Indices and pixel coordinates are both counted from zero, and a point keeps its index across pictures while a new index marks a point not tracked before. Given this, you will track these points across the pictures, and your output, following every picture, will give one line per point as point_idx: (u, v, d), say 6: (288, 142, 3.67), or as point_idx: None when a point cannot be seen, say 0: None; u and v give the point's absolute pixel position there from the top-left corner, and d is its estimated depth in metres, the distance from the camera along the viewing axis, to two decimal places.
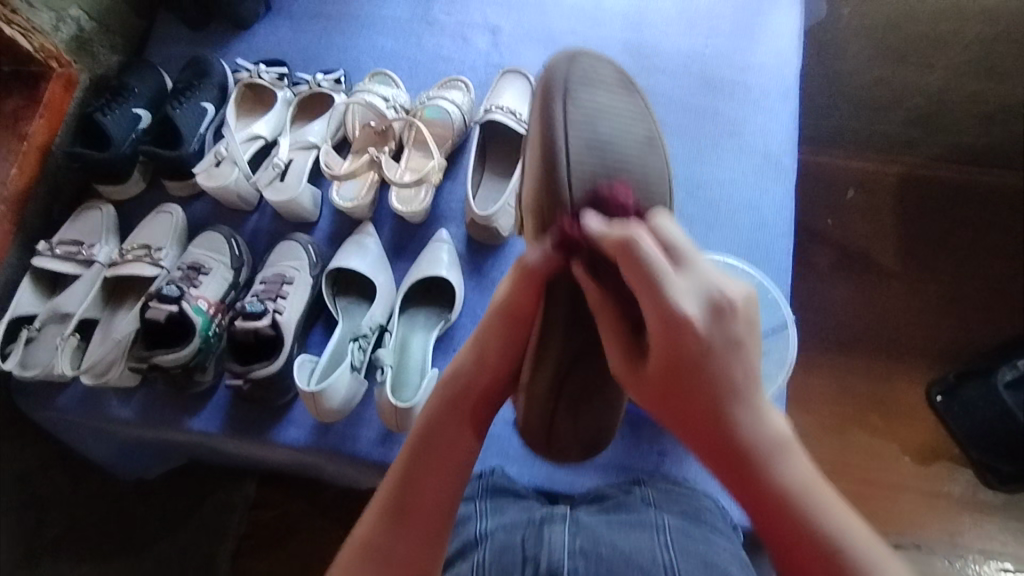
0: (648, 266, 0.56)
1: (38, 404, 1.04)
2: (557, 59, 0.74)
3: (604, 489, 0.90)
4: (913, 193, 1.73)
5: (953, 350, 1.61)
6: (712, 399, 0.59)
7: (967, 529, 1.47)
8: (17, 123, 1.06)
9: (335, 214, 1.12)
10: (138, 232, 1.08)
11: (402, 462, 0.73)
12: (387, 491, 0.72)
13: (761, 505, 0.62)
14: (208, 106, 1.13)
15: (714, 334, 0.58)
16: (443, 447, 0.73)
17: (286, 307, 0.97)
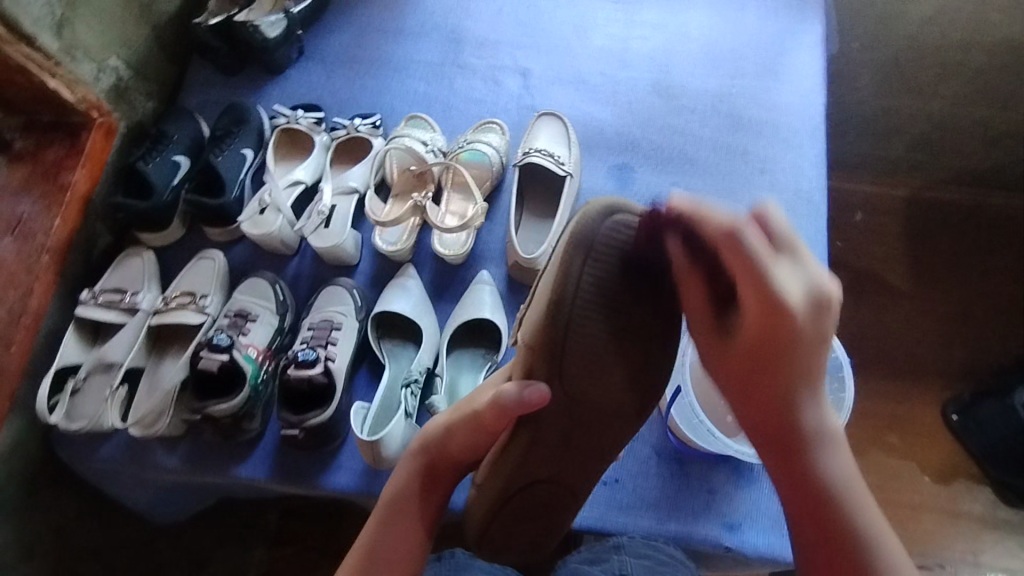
0: (753, 258, 0.57)
1: (81, 454, 1.04)
2: (594, 207, 0.62)
3: (577, 563, 0.90)
4: (920, 215, 1.76)
5: (968, 370, 1.63)
6: (791, 384, 0.63)
7: (989, 547, 1.48)
8: (58, 174, 1.05)
9: (375, 257, 1.13)
10: (181, 278, 1.09)
11: (373, 523, 0.80)
12: (356, 552, 0.79)
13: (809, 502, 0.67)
14: (248, 151, 1.15)
15: (810, 328, 0.61)
16: (404, 517, 0.79)
17: (336, 353, 0.98)
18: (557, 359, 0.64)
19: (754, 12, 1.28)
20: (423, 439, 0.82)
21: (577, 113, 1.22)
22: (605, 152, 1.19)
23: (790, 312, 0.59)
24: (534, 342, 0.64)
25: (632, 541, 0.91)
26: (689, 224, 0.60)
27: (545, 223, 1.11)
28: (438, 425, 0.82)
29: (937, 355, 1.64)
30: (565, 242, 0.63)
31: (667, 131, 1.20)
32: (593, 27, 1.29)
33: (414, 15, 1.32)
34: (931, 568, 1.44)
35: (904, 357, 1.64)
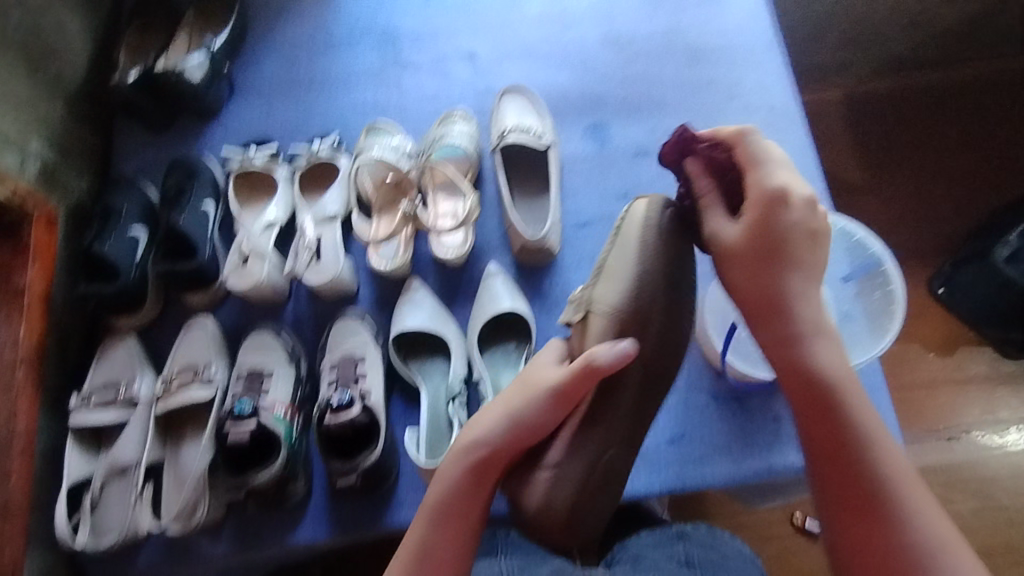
0: (753, 158, 0.71)
1: (117, 570, 0.94)
2: (643, 206, 0.80)
3: (644, 549, 0.87)
4: (858, 108, 1.69)
5: (945, 246, 1.58)
6: (786, 268, 0.69)
7: (1009, 404, 1.45)
8: (8, 278, 0.94)
9: (373, 278, 1.06)
10: (175, 355, 1.00)
11: (417, 530, 0.71)
12: (394, 567, 0.70)
13: (822, 430, 0.67)
14: (208, 205, 1.06)
15: (798, 218, 0.69)
16: (441, 517, 0.70)
17: (369, 388, 0.93)
18: (633, 317, 0.74)
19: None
20: (476, 432, 0.73)
21: (536, 84, 1.18)
22: (574, 116, 1.16)
23: (781, 199, 0.69)
24: (618, 309, 0.74)
25: (696, 529, 0.90)
26: (708, 143, 0.76)
27: (538, 201, 1.07)
28: (498, 415, 0.73)
29: (933, 229, 1.59)
30: (627, 233, 0.78)
31: (629, 79, 1.18)
32: None
33: (340, 23, 1.25)
34: (958, 438, 1.42)
35: (906, 241, 1.59)
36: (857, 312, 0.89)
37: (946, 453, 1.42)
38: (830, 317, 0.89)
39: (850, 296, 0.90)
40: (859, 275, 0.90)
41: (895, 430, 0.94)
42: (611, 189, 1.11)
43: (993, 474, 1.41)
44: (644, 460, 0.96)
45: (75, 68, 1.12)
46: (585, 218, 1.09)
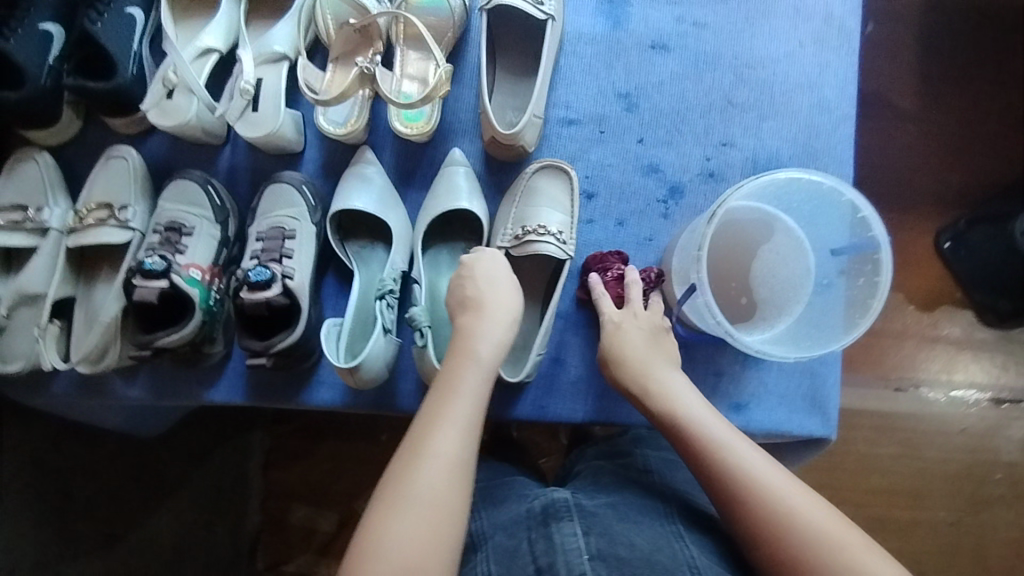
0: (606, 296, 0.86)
1: (25, 392, 0.91)
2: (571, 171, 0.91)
3: (596, 462, 0.86)
4: (936, 18, 1.35)
5: (964, 192, 1.34)
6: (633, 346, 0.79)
7: (964, 365, 1.32)
8: None
9: (321, 138, 0.93)
10: (91, 186, 0.90)
11: (462, 383, 0.68)
12: (437, 423, 0.65)
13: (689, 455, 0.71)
14: (135, 11, 0.89)
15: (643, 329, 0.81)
16: (482, 367, 0.70)
17: (294, 267, 0.84)
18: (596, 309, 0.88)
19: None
20: (502, 299, 0.76)
21: None
22: None
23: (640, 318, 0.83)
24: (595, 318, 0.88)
25: (651, 434, 0.91)
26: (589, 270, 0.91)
27: (523, 86, 0.92)
28: (511, 291, 0.77)
29: (963, 174, 1.34)
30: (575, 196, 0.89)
31: None
32: None
33: None
34: (906, 391, 1.30)
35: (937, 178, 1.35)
36: (837, 285, 0.81)
37: (888, 403, 1.31)
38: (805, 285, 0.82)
39: (836, 268, 0.81)
40: (851, 252, 0.79)
41: (833, 402, 0.92)
42: (613, 85, 0.94)
43: (925, 427, 1.31)
44: (575, 386, 0.90)
45: None
46: (575, 114, 0.94)
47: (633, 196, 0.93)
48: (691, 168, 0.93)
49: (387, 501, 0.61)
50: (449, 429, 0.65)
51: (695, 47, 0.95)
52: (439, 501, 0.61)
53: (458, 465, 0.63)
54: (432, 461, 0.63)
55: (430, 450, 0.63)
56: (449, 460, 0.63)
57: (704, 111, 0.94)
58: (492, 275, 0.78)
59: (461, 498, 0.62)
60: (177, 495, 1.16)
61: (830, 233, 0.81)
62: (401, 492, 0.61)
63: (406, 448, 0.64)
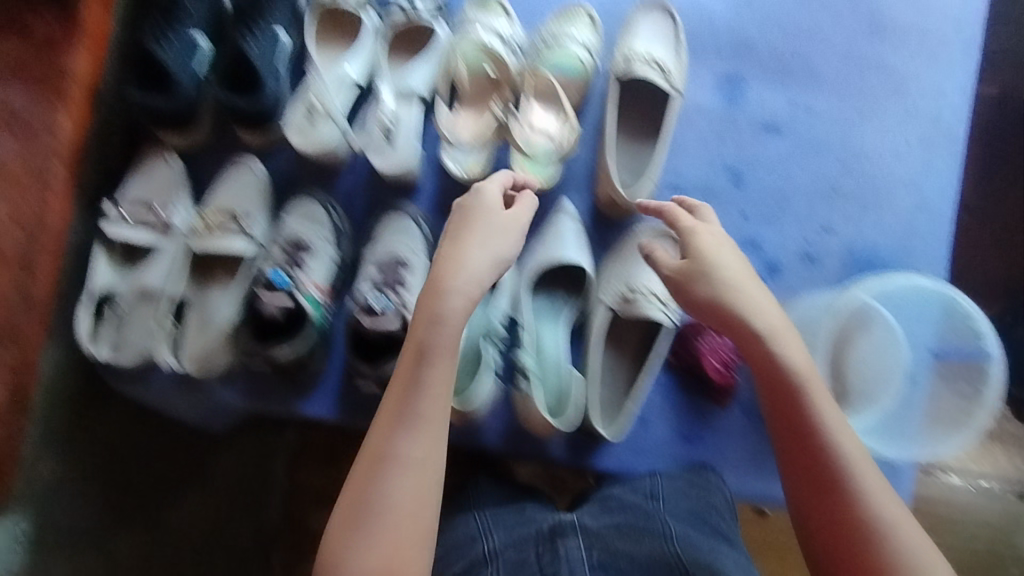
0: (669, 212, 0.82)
1: (124, 381, 0.93)
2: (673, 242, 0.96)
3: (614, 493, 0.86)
4: None
5: None
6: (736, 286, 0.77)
7: None
8: (53, 54, 0.85)
9: (438, 172, 0.96)
10: (217, 193, 0.93)
11: (432, 380, 0.69)
12: (406, 424, 0.68)
13: (783, 410, 0.74)
14: (283, 33, 0.91)
15: (734, 266, 0.78)
16: (443, 362, 0.70)
17: (409, 298, 0.86)
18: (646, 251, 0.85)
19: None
20: (467, 269, 0.72)
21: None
22: (712, 55, 0.99)
23: (727, 253, 0.79)
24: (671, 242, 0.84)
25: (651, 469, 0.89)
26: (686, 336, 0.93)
27: (638, 148, 0.94)
28: (481, 255, 0.73)
29: None
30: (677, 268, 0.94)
31: (791, 33, 1.00)
32: None
33: None
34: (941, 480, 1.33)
35: None
36: (925, 385, 0.87)
37: None
38: (895, 379, 0.86)
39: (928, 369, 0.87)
40: (944, 358, 0.87)
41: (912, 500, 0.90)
42: (722, 158, 0.98)
43: None
44: (655, 443, 0.92)
45: None
46: (683, 181, 0.97)
47: None
48: (790, 249, 0.96)
49: (355, 509, 0.66)
50: (409, 434, 0.68)
51: (806, 132, 0.98)
52: (408, 509, 0.66)
53: (424, 475, 0.67)
54: (397, 471, 0.67)
55: (390, 461, 0.67)
56: (413, 469, 0.67)
57: (809, 196, 0.97)
58: (463, 227, 0.76)
59: (432, 496, 0.68)
60: (206, 470, 1.12)
61: (923, 334, 0.88)
62: (369, 503, 0.66)
63: (371, 458, 0.68)
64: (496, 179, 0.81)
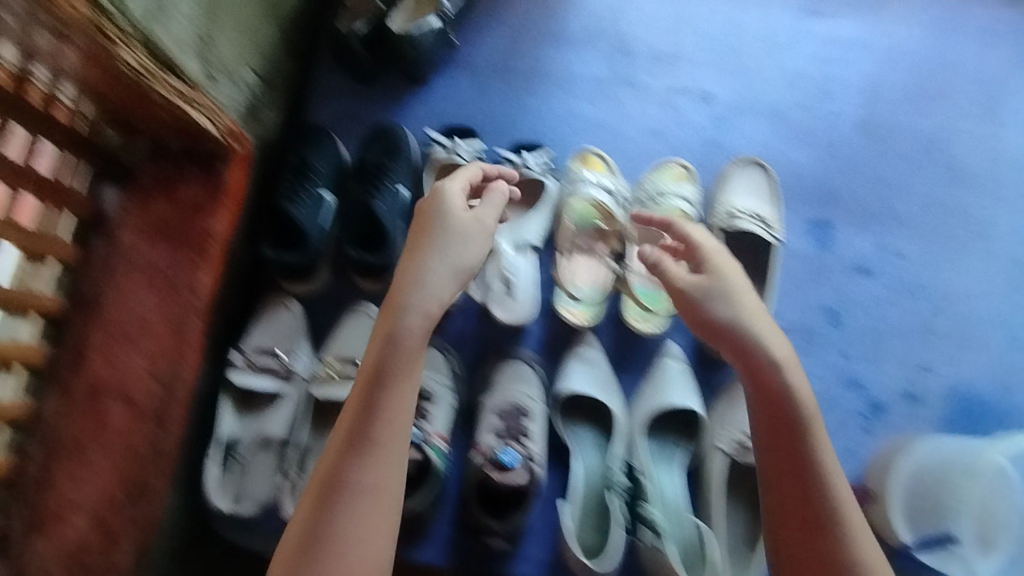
0: (677, 228, 0.83)
1: (241, 528, 0.94)
2: None
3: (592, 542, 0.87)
4: None
5: None
6: (748, 317, 0.75)
7: None
8: (197, 216, 0.90)
9: (548, 316, 0.99)
10: (336, 338, 0.96)
11: (388, 411, 0.69)
12: (365, 456, 0.67)
13: (780, 444, 0.71)
14: (405, 190, 0.98)
15: (749, 297, 0.77)
16: (402, 387, 0.70)
17: (534, 448, 0.87)
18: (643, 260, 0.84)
19: (965, 36, 1.11)
20: (426, 287, 0.72)
21: (769, 151, 1.07)
22: (800, 203, 1.05)
23: (737, 280, 0.77)
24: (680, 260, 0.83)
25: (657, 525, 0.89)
26: None
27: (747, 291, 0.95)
28: (441, 269, 0.74)
29: None
30: None
31: (875, 182, 1.07)
32: (786, 43, 1.11)
33: (576, 17, 1.11)
34: None
35: None
36: None
37: None
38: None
39: None
40: None
41: None
42: (818, 300, 1.02)
43: None
44: None
45: None
46: (782, 322, 1.01)
47: (834, 404, 1.00)
48: (891, 387, 1.01)
49: (308, 535, 0.65)
50: (360, 462, 0.67)
51: (896, 275, 1.04)
52: (373, 542, 0.66)
53: (378, 501, 0.67)
54: (353, 495, 0.66)
55: (348, 487, 0.66)
56: (370, 495, 0.67)
57: (905, 336, 1.02)
58: (428, 230, 0.77)
59: (386, 531, 0.67)
60: None
61: None
62: (324, 531, 0.65)
63: (326, 488, 0.67)
64: (459, 178, 0.81)
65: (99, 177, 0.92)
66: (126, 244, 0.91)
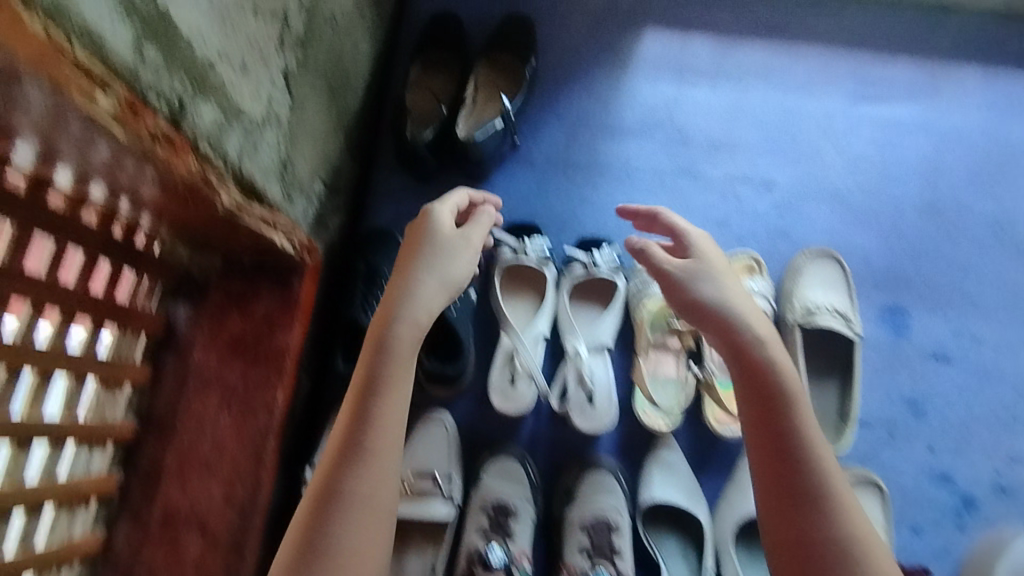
0: (671, 225, 0.80)
1: None
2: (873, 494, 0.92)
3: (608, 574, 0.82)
4: None
5: None
6: (733, 299, 0.72)
7: None
8: (272, 333, 0.89)
9: (624, 416, 0.96)
10: (408, 450, 0.91)
11: (382, 410, 0.65)
12: (360, 460, 0.62)
13: (762, 420, 0.65)
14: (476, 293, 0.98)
15: (731, 281, 0.74)
16: (397, 393, 0.66)
17: (624, 567, 0.85)
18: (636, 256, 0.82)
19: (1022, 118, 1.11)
20: (417, 298, 0.70)
21: (835, 238, 1.06)
22: (872, 289, 1.03)
23: (720, 267, 0.75)
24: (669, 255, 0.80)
25: None
26: None
27: (825, 386, 0.95)
28: (431, 279, 0.72)
29: None
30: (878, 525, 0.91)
31: (946, 266, 1.05)
32: (843, 129, 1.10)
33: (631, 110, 1.12)
34: None
35: None
36: None
37: None
38: None
39: None
40: None
41: None
42: (899, 390, 1.00)
43: None
44: None
45: (356, 97, 1.03)
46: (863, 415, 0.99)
47: (924, 501, 0.96)
48: (983, 481, 0.97)
49: (302, 551, 0.58)
50: (354, 469, 0.61)
51: (976, 363, 1.01)
52: (367, 549, 0.59)
53: (377, 513, 0.61)
54: (350, 506, 0.60)
55: (344, 497, 0.60)
56: (369, 506, 0.61)
57: (992, 426, 0.99)
58: (420, 249, 0.75)
59: (378, 537, 0.60)
60: None
61: None
62: (320, 544, 0.58)
63: (316, 500, 0.61)
64: (449, 202, 0.81)
65: (171, 296, 0.90)
66: (198, 363, 0.88)
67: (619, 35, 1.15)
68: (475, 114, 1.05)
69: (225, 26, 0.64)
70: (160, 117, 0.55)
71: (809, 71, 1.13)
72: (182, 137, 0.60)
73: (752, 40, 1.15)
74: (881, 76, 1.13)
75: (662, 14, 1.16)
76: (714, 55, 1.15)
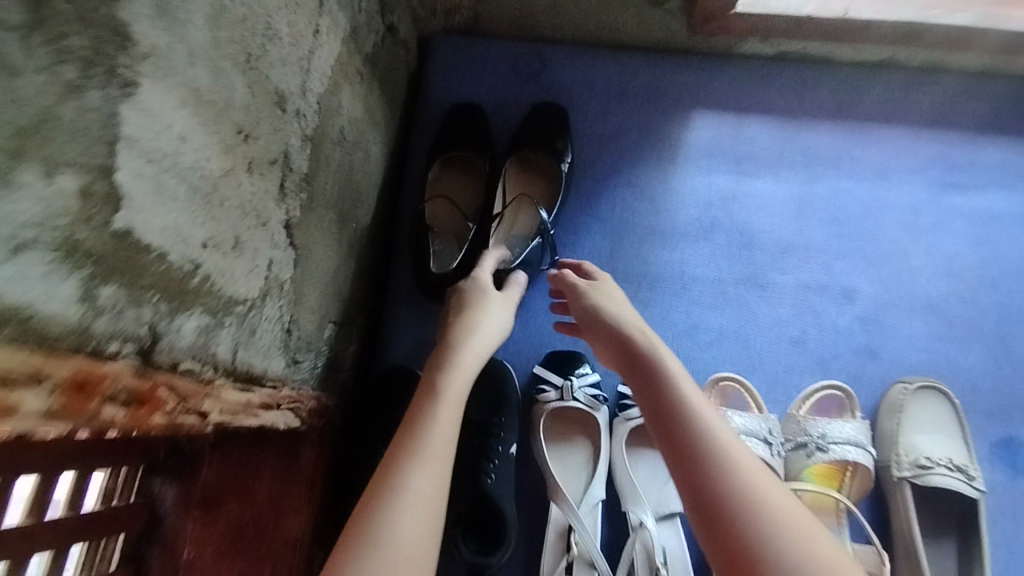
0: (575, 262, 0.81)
1: None
2: None
3: None
4: None
5: None
6: (619, 306, 0.74)
7: None
8: (279, 521, 0.76)
9: None
10: None
11: (441, 411, 0.61)
12: (415, 455, 0.56)
13: (654, 404, 0.62)
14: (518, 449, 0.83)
15: (614, 296, 0.75)
16: (455, 403, 0.62)
17: None
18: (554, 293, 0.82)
19: None
20: (479, 332, 0.71)
21: (933, 358, 0.90)
22: (981, 421, 0.87)
23: (607, 283, 0.78)
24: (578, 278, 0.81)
25: None
26: None
27: (940, 541, 0.81)
28: (492, 321, 0.73)
29: None
30: None
31: None
32: (932, 224, 0.95)
33: (682, 208, 0.97)
34: None
35: None
36: None
37: None
38: None
39: None
40: None
41: None
42: None
43: None
44: None
45: (367, 211, 0.88)
46: None
47: None
48: None
49: (354, 540, 0.50)
50: (419, 463, 0.55)
51: None
52: (423, 549, 0.51)
53: (434, 512, 0.54)
54: (408, 497, 0.53)
55: (403, 488, 0.53)
56: (430, 500, 0.54)
57: None
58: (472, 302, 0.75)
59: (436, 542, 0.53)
60: None
61: None
62: (376, 533, 0.50)
63: (371, 491, 0.54)
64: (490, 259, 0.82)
65: (153, 476, 0.62)
66: (189, 562, 0.64)
67: (664, 120, 1.00)
68: (511, 226, 0.92)
69: (211, 207, 0.50)
70: (127, 362, 0.42)
71: (887, 156, 0.98)
72: (157, 373, 0.45)
73: (819, 121, 1.00)
74: (971, 161, 0.97)
75: (712, 95, 1.01)
76: (775, 140, 1.00)
